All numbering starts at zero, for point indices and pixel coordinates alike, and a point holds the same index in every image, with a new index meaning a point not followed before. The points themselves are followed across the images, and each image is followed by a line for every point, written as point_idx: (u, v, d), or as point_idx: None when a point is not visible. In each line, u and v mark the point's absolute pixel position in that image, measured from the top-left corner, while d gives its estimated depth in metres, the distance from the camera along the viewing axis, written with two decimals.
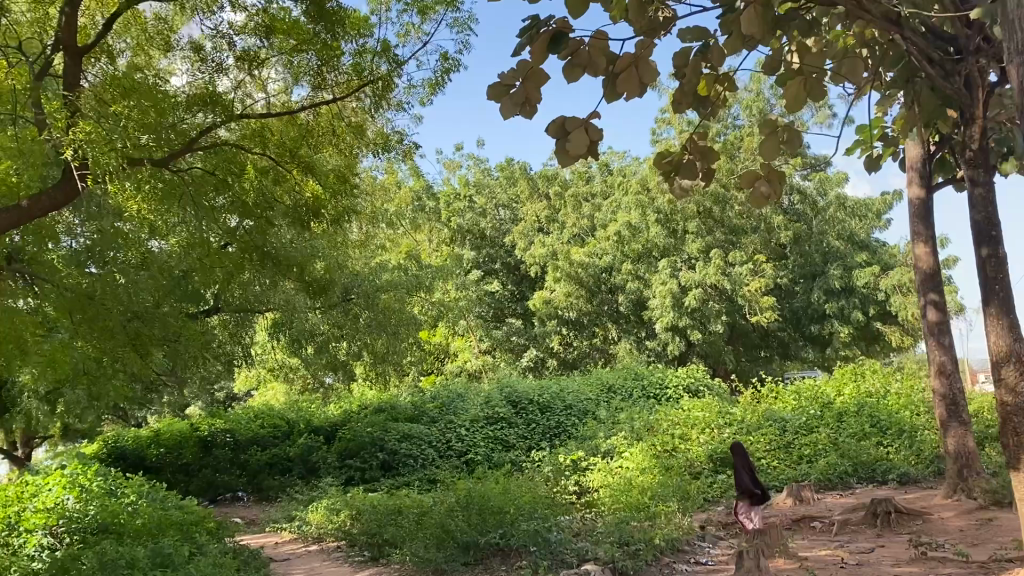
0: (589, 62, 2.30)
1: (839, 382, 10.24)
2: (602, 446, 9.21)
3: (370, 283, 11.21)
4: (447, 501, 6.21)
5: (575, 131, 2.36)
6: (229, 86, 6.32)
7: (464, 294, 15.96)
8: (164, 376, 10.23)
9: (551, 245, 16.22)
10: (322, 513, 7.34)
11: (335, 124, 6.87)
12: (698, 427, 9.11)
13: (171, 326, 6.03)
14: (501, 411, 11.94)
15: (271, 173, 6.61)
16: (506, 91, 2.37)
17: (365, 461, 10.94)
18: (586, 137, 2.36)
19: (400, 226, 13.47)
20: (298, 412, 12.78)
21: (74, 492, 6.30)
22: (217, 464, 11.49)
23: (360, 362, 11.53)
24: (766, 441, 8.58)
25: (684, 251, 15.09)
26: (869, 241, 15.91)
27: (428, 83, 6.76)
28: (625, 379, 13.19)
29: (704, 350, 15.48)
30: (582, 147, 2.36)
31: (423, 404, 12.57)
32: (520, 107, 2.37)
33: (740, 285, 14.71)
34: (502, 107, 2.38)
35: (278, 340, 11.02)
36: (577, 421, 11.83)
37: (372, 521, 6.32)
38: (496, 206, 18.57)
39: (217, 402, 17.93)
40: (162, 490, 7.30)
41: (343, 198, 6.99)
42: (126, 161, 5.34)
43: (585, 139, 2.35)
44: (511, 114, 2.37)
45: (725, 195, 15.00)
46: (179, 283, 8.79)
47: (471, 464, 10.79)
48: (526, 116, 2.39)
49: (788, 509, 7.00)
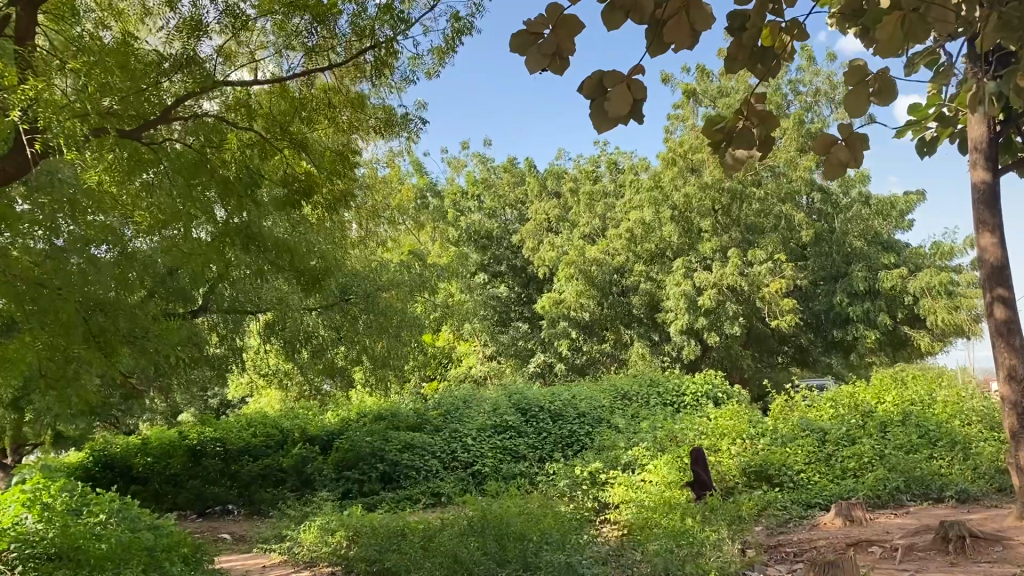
0: (635, 7, 1.16)
1: (879, 389, 9.49)
2: (621, 458, 8.40)
3: (370, 281, 10.46)
4: (461, 521, 5.51)
5: (614, 90, 1.28)
6: (210, 52, 5.52)
7: (469, 296, 15.20)
8: (145, 379, 9.44)
9: (561, 245, 15.48)
10: (316, 532, 6.56)
11: (331, 97, 6.18)
12: (728, 437, 8.31)
13: (138, 321, 5.17)
14: (510, 420, 11.19)
15: (258, 150, 5.85)
16: (530, 41, 1.22)
17: (363, 472, 10.11)
18: (629, 98, 1.28)
19: (403, 222, 12.74)
20: (294, 419, 12.00)
21: (35, 513, 5.52)
22: (206, 475, 10.67)
23: (360, 367, 10.78)
24: (804, 454, 7.83)
25: (700, 252, 14.34)
26: (894, 242, 15.17)
27: (436, 50, 6.07)
28: (640, 386, 12.40)
29: (721, 354, 14.73)
30: (620, 113, 1.28)
31: (426, 412, 11.80)
32: (546, 61, 1.22)
33: (760, 287, 13.93)
34: (519, 56, 1.23)
35: (272, 343, 10.26)
36: (591, 430, 11.05)
37: (381, 536, 5.67)
38: (503, 205, 17.86)
39: (212, 409, 17.19)
40: (140, 509, 6.55)
41: (341, 179, 6.32)
42: (88, 128, 4.55)
43: (627, 101, 1.28)
44: (530, 67, 1.23)
45: (743, 192, 14.25)
46: (165, 279, 8.06)
47: (478, 476, 10.02)
48: (550, 72, 1.24)
49: (839, 531, 6.22)
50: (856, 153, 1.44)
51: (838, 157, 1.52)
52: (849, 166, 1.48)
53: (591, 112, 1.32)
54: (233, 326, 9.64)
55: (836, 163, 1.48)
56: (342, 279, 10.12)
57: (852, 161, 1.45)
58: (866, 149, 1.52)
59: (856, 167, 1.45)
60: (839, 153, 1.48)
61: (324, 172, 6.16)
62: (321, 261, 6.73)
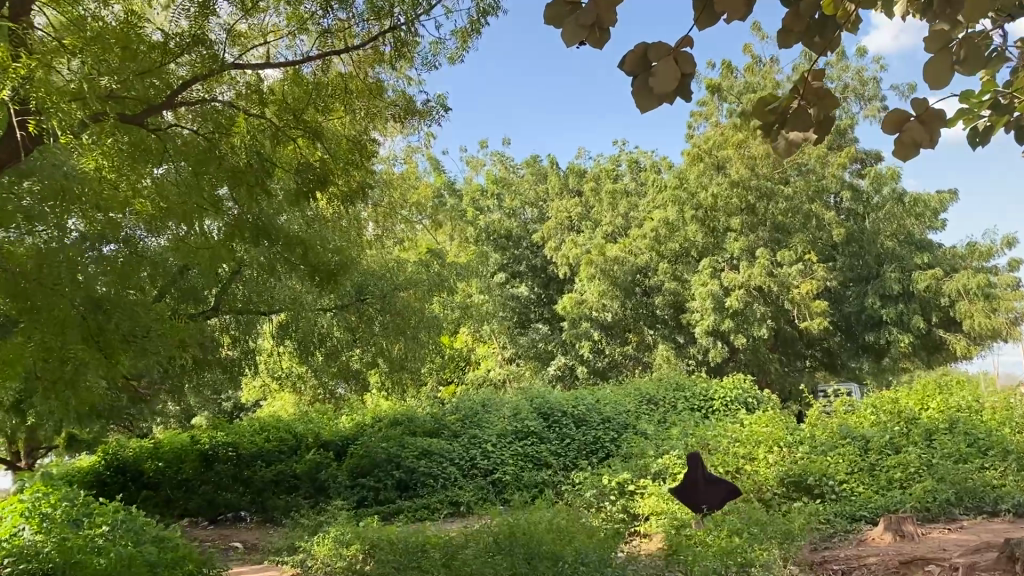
0: None
1: (922, 393, 9.09)
2: (651, 467, 7.99)
3: (387, 280, 10.11)
4: (487, 536, 5.11)
5: (660, 64, 1.31)
6: (219, 33, 5.19)
7: (487, 297, 14.83)
8: (157, 382, 9.14)
9: (583, 244, 15.06)
10: (330, 545, 6.17)
11: (347, 83, 5.83)
12: (764, 445, 7.86)
13: (142, 320, 4.77)
14: (531, 426, 10.80)
15: (269, 137, 5.52)
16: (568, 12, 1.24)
17: (380, 480, 9.76)
18: (675, 72, 1.31)
19: (422, 220, 12.40)
20: (308, 422, 11.65)
21: (33, 524, 5.22)
22: (219, 481, 10.32)
23: (375, 371, 10.45)
24: (846, 462, 7.41)
25: (727, 251, 13.94)
26: (926, 242, 14.74)
27: (459, 33, 5.71)
28: (666, 390, 12.00)
29: (748, 358, 14.29)
30: (667, 88, 1.32)
31: (444, 417, 11.41)
32: (584, 33, 1.24)
33: (789, 288, 13.49)
34: (555, 28, 1.25)
35: (286, 345, 9.97)
36: (616, 436, 10.65)
37: (402, 549, 5.29)
38: (522, 204, 17.51)
39: (225, 411, 16.88)
40: (146, 519, 6.23)
41: (357, 169, 6.02)
42: (83, 110, 4.18)
43: (674, 76, 1.31)
44: (569, 38, 1.25)
45: (772, 189, 13.83)
46: (176, 280, 7.72)
47: (498, 484, 9.65)
48: (589, 44, 1.26)
49: (889, 547, 5.78)
50: (933, 132, 1.47)
51: (901, 130, 1.49)
52: (925, 146, 1.50)
53: (634, 85, 1.34)
54: (245, 328, 9.28)
55: (910, 142, 1.49)
56: (358, 278, 9.79)
57: (928, 141, 1.48)
58: (938, 121, 1.48)
59: (932, 146, 1.47)
60: (912, 131, 1.50)
61: (341, 161, 5.88)
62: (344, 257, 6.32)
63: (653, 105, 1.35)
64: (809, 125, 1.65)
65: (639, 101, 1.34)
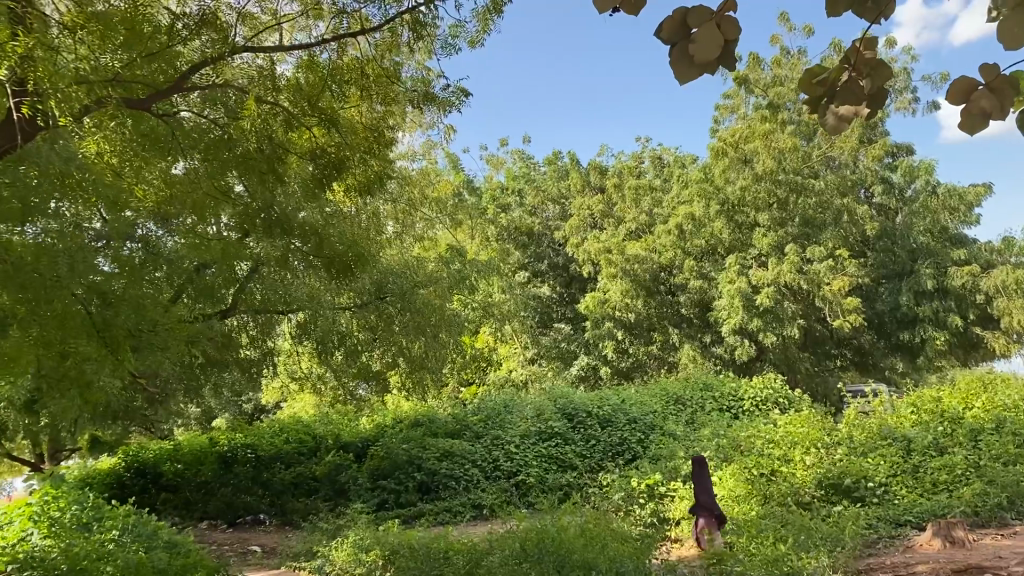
0: None
1: (966, 393, 8.73)
2: (682, 469, 7.71)
3: (407, 277, 9.87)
4: (512, 540, 4.85)
5: (699, 30, 1.20)
6: (231, 16, 4.98)
7: (509, 296, 14.55)
8: (174, 383, 8.96)
9: (606, 241, 14.76)
10: (349, 550, 5.92)
11: (365, 68, 5.46)
12: (800, 446, 7.53)
13: (147, 314, 4.54)
14: (555, 427, 10.49)
15: (282, 124, 5.31)
16: None
17: (400, 482, 9.48)
18: (719, 39, 1.20)
19: (442, 218, 12.20)
20: (328, 424, 11.43)
21: (43, 528, 5.01)
22: (238, 483, 10.10)
23: (395, 371, 10.22)
24: (888, 465, 7.06)
25: (755, 247, 13.61)
26: (961, 238, 14.32)
27: (479, 15, 5.47)
28: (693, 390, 11.68)
29: (777, 357, 13.93)
30: (709, 57, 1.21)
31: (465, 418, 11.15)
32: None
33: (820, 285, 13.11)
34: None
35: (305, 344, 9.77)
36: (643, 437, 10.34)
37: (425, 553, 5.04)
38: (544, 201, 17.24)
39: (246, 414, 16.74)
40: (159, 524, 6.00)
41: (375, 157, 5.83)
42: (83, 91, 3.94)
43: (717, 43, 1.20)
44: (601, 6, 1.24)
45: (802, 184, 13.46)
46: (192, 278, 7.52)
47: (522, 487, 9.36)
48: (622, 12, 1.26)
49: (941, 554, 5.43)
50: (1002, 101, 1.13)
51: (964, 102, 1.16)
52: (994, 121, 1.15)
53: (673, 57, 1.23)
54: (263, 329, 9.03)
55: (975, 115, 1.15)
56: (377, 276, 9.55)
57: (996, 112, 1.14)
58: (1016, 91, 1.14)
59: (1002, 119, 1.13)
60: (980, 102, 1.16)
61: (356, 148, 5.69)
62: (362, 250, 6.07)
63: (694, 76, 1.24)
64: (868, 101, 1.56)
65: (678, 73, 1.23)
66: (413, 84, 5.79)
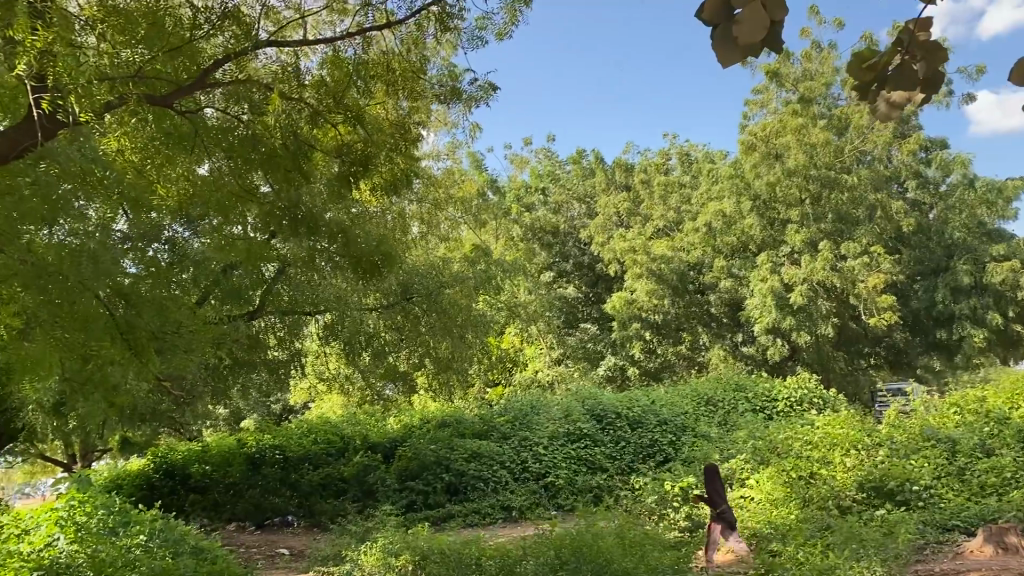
0: None
1: (1011, 393, 8.46)
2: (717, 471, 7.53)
3: (433, 277, 9.75)
4: (545, 545, 4.71)
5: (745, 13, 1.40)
6: (255, 10, 4.85)
7: (536, 296, 14.39)
8: (202, 384, 8.91)
9: (633, 238, 14.56)
10: (378, 554, 5.81)
11: (391, 62, 5.32)
12: (840, 447, 7.32)
13: (170, 314, 4.45)
14: (585, 428, 10.31)
15: (307, 120, 5.17)
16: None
17: (428, 483, 9.34)
18: (763, 21, 1.40)
19: (468, 216, 12.07)
20: (355, 424, 11.34)
21: (69, 533, 4.94)
22: (266, 484, 9.99)
23: (422, 372, 10.12)
24: (932, 467, 6.84)
25: (787, 244, 13.36)
26: (999, 233, 13.99)
27: (507, 8, 5.33)
28: (725, 390, 11.46)
29: (811, 356, 13.66)
30: (754, 37, 1.41)
31: (492, 419, 10.99)
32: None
33: (855, 282, 12.82)
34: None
35: (332, 345, 9.69)
36: (675, 439, 10.15)
37: (456, 557, 4.90)
38: (570, 199, 17.06)
39: (273, 415, 16.72)
40: (185, 529, 5.91)
41: (401, 155, 5.65)
42: (103, 88, 3.87)
43: (762, 24, 1.40)
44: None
45: (835, 178, 13.18)
46: (219, 279, 7.46)
47: (551, 488, 9.20)
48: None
49: (995, 561, 5.21)
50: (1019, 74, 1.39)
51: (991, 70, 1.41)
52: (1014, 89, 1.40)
53: (715, 38, 1.44)
54: (291, 330, 8.95)
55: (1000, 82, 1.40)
56: (403, 276, 9.43)
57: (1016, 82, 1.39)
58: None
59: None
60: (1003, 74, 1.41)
61: (380, 146, 5.51)
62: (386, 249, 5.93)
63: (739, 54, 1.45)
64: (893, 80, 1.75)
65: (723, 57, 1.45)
66: (439, 78, 5.61)
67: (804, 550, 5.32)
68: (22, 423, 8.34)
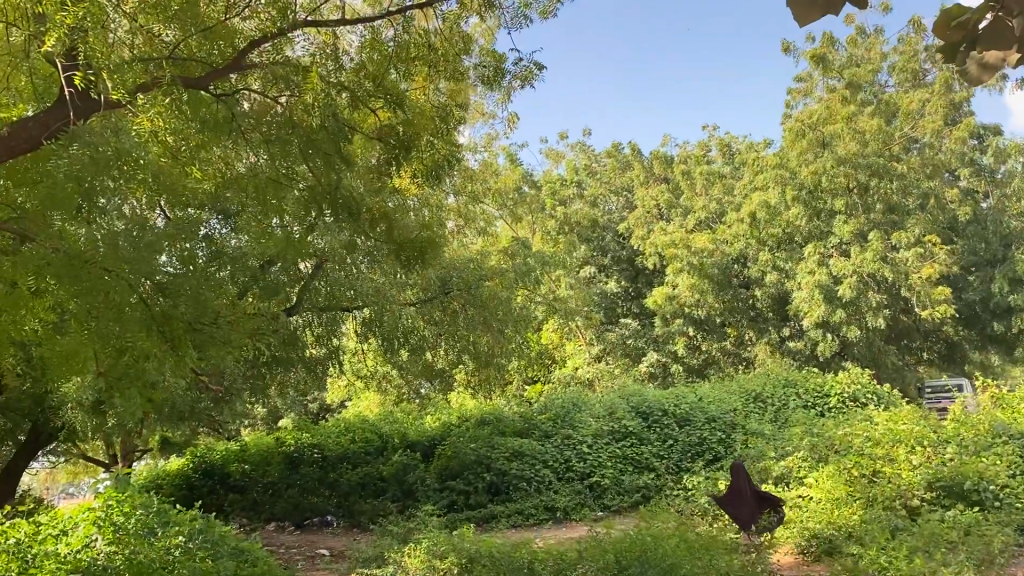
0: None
1: None
2: (773, 470, 7.20)
3: (471, 271, 9.52)
4: (603, 547, 4.47)
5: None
6: None
7: (576, 292, 14.12)
8: (239, 383, 8.76)
9: (673, 231, 14.21)
10: (422, 556, 5.57)
11: (432, 42, 5.05)
12: (905, 444, 6.96)
13: (208, 304, 4.26)
14: (630, 426, 10.01)
15: (346, 104, 4.94)
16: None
17: (470, 483, 9.09)
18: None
19: (507, 209, 11.85)
20: (392, 422, 11.13)
21: (107, 534, 4.80)
22: (304, 482, 9.75)
23: (462, 369, 9.92)
24: (1005, 465, 6.47)
25: (836, 235, 12.91)
26: None
27: None
28: (774, 387, 11.10)
29: (861, 351, 13.22)
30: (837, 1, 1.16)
31: (533, 417, 10.68)
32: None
33: (908, 274, 12.34)
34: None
35: (370, 342, 9.50)
36: (724, 437, 9.83)
37: (505, 558, 4.66)
38: (608, 193, 16.75)
39: (310, 414, 16.68)
40: (225, 530, 5.76)
41: (442, 139, 5.40)
42: (134, 68, 3.69)
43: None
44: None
45: (885, 166, 12.71)
46: (258, 275, 7.29)
47: (597, 488, 8.95)
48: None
49: None
50: None
51: None
52: None
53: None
54: (329, 328, 8.76)
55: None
56: (441, 270, 9.19)
57: None
58: None
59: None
60: None
61: (422, 130, 5.28)
62: (429, 235, 5.76)
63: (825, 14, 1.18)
64: (1012, 43, 1.30)
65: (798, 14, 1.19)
66: (481, 60, 5.35)
67: (876, 555, 4.98)
68: (62, 422, 8.27)
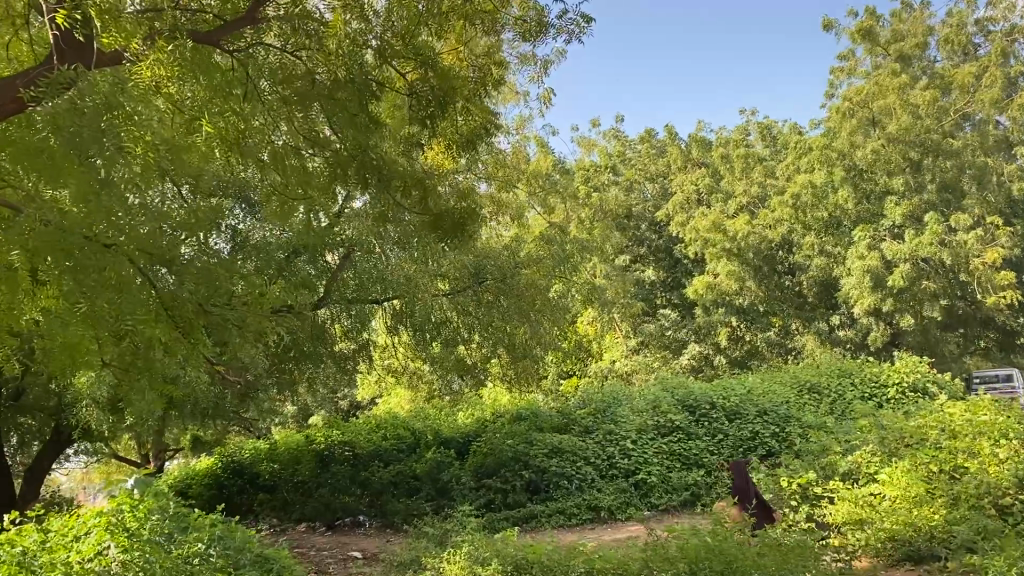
0: None
1: None
2: (839, 466, 6.63)
3: (506, 260, 9.04)
4: (670, 554, 3.97)
5: None
6: None
7: (611, 281, 13.57)
8: (266, 379, 8.35)
9: (714, 216, 13.61)
10: (462, 562, 5.08)
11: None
12: (988, 437, 6.38)
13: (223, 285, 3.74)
14: (677, 420, 9.46)
15: (373, 61, 4.39)
16: None
17: (507, 481, 8.58)
18: None
19: (541, 193, 11.36)
20: (425, 419, 10.69)
21: (121, 540, 4.32)
22: (334, 482, 9.29)
23: (497, 361, 9.45)
24: None
25: (888, 218, 12.21)
26: None
27: None
28: (829, 377, 10.54)
29: (916, 339, 12.58)
30: None
31: (571, 412, 10.12)
32: None
33: (969, 257, 11.62)
34: None
35: (401, 335, 9.05)
36: (778, 431, 9.27)
37: (558, 567, 4.16)
38: (644, 180, 16.30)
39: (341, 412, 16.37)
40: (248, 535, 5.35)
41: (479, 105, 4.92)
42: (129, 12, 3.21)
43: None
44: None
45: (938, 144, 12.02)
46: (282, 264, 6.82)
47: (643, 487, 8.42)
48: None
49: None
50: None
51: None
52: None
53: None
54: (357, 321, 8.30)
55: None
56: (475, 257, 8.70)
57: None
58: None
59: None
60: None
61: (458, 92, 4.72)
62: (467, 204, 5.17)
63: None
64: None
65: None
66: (521, 16, 4.80)
67: (981, 567, 4.41)
68: (82, 422, 7.92)
